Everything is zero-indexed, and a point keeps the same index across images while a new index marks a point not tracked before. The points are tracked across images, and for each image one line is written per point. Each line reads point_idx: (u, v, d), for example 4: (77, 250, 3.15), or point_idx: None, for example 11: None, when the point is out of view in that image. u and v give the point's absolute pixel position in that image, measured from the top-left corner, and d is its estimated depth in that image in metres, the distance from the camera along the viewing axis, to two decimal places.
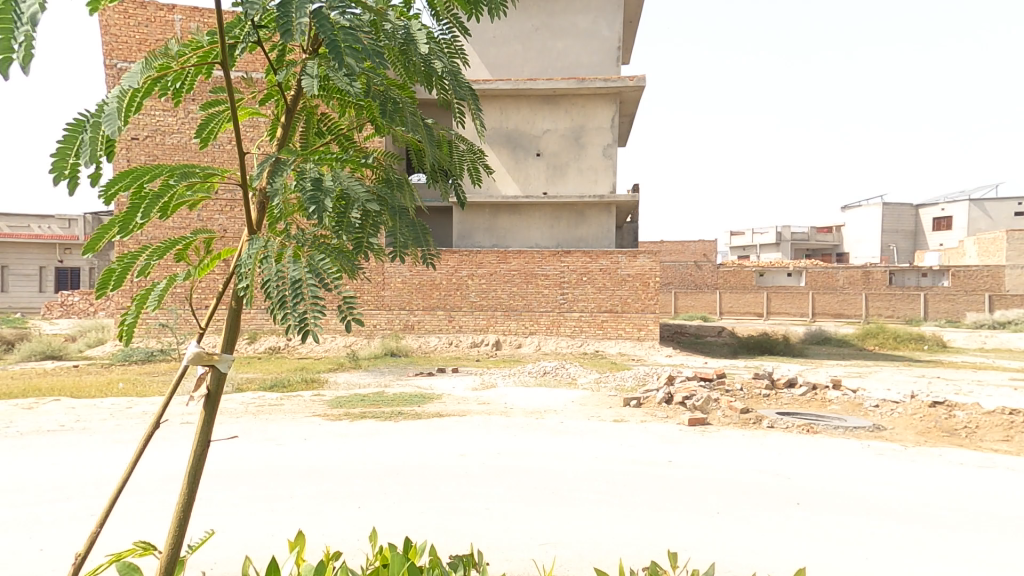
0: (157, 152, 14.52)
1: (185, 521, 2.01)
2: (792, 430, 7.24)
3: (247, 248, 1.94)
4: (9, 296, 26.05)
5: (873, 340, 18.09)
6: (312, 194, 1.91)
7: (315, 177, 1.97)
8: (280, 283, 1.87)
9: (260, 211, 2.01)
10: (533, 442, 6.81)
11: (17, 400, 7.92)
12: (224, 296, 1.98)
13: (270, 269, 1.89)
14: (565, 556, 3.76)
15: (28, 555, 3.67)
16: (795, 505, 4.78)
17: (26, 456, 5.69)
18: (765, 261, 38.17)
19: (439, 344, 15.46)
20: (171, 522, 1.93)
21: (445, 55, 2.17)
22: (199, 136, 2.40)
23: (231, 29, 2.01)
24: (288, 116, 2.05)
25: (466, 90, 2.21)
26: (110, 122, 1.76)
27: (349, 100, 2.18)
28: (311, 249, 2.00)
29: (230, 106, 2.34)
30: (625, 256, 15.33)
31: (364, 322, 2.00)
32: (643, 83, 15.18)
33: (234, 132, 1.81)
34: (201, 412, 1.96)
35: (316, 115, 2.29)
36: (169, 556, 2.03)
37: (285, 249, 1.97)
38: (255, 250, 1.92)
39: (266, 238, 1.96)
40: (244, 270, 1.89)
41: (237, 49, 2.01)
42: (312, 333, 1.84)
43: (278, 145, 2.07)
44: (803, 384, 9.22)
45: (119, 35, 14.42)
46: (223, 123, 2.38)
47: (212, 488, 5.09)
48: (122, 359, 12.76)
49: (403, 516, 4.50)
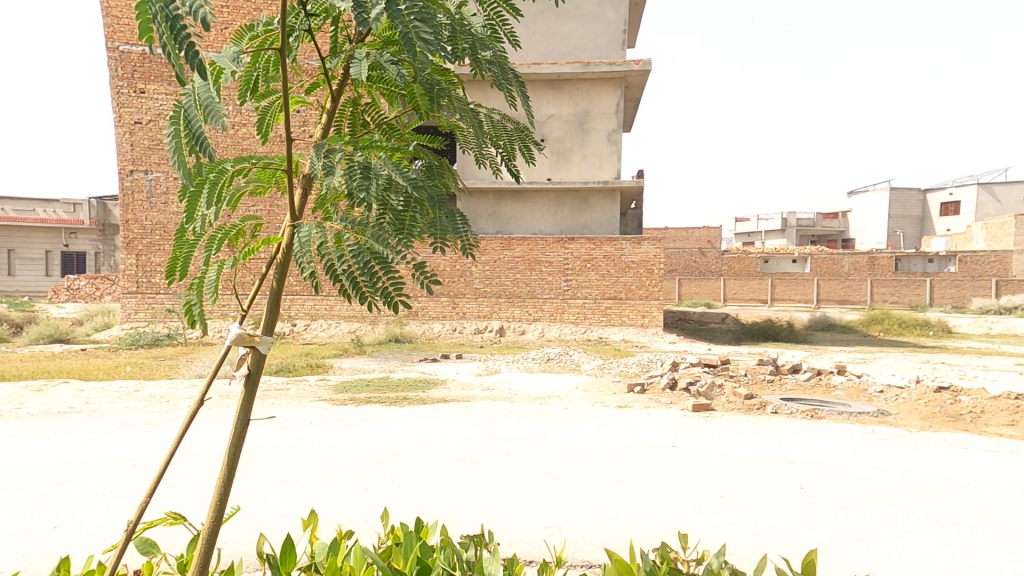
0: (160, 137, 14.51)
1: (223, 502, 2.01)
2: (795, 416, 7.26)
3: (302, 232, 2.11)
4: (15, 280, 26.18)
5: (878, 327, 18.17)
6: (356, 180, 2.03)
7: (363, 163, 2.09)
8: (345, 262, 2.11)
9: (303, 197, 2.16)
10: (536, 427, 6.87)
11: (26, 381, 8.00)
12: (263, 283, 2.03)
13: (332, 253, 2.10)
14: (573, 537, 3.81)
15: (42, 531, 3.75)
16: (798, 488, 4.84)
17: (34, 437, 5.73)
18: (772, 248, 37.85)
19: (443, 331, 15.52)
20: (211, 501, 1.95)
21: (492, 44, 2.14)
22: (259, 132, 2.33)
23: (287, 18, 2.08)
24: (334, 102, 2.11)
25: (512, 76, 2.16)
26: (215, 117, 1.70)
27: (394, 88, 2.29)
28: (363, 232, 2.15)
29: (280, 96, 2.25)
30: (629, 243, 15.28)
31: (439, 287, 2.26)
32: (648, 67, 15.02)
33: (286, 127, 1.76)
34: (242, 392, 1.97)
35: (360, 105, 2.41)
36: (208, 537, 2.04)
37: (339, 233, 2.14)
38: (311, 235, 2.10)
39: (317, 224, 2.12)
40: (305, 256, 2.09)
41: (293, 40, 2.10)
42: (396, 304, 2.11)
43: (324, 133, 2.19)
44: (807, 370, 9.28)
45: (121, 17, 14.23)
46: (275, 114, 2.31)
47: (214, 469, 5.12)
48: (128, 343, 12.85)
49: (408, 498, 4.55)
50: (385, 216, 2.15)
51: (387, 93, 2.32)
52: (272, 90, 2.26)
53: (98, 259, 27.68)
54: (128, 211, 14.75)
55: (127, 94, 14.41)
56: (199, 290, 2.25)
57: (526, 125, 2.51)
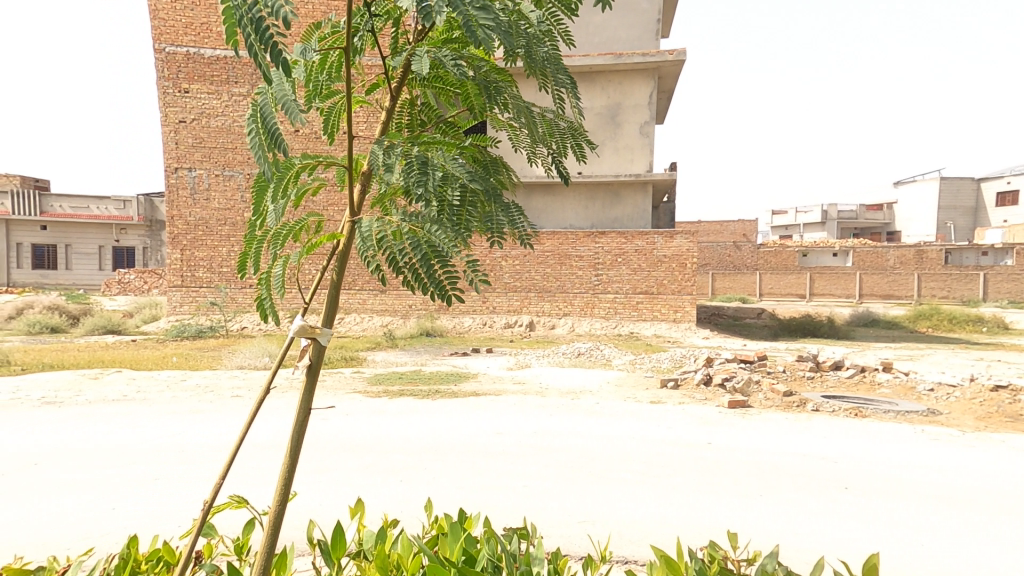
0: (203, 136, 14.98)
1: (287, 488, 2.09)
2: (838, 414, 7.06)
3: (366, 227, 2.20)
4: (73, 273, 27.51)
5: (926, 322, 17.47)
6: (418, 175, 2.14)
7: (422, 159, 2.18)
8: (406, 256, 2.17)
9: (362, 193, 2.26)
10: (567, 422, 6.86)
11: (84, 370, 8.41)
12: (327, 275, 2.12)
13: (394, 247, 2.15)
14: (619, 533, 3.80)
15: (103, 512, 3.94)
16: (842, 488, 4.71)
17: (92, 423, 6.04)
18: (810, 242, 36.80)
19: (474, 325, 15.62)
20: (277, 487, 2.01)
21: (547, 41, 2.18)
22: (325, 133, 2.44)
23: (351, 19, 2.15)
24: (394, 100, 2.23)
25: (566, 73, 2.18)
26: (289, 110, 1.83)
27: (451, 86, 2.37)
28: (424, 227, 2.20)
29: (343, 97, 2.34)
30: (661, 237, 15.07)
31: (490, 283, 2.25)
32: (683, 57, 14.74)
33: (349, 124, 1.90)
34: (304, 382, 2.03)
35: (418, 104, 2.51)
36: (274, 523, 2.11)
37: (399, 228, 2.20)
38: (374, 229, 2.17)
39: (380, 219, 2.20)
40: (370, 250, 2.16)
41: (356, 40, 2.17)
42: (451, 298, 2.14)
43: (384, 130, 2.29)
44: (850, 367, 9.00)
45: (167, 19, 14.73)
46: (339, 114, 2.38)
47: (250, 460, 5.18)
48: (175, 335, 13.37)
49: (442, 488, 4.63)
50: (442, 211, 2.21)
51: (444, 91, 2.41)
52: (334, 90, 2.33)
53: (147, 254, 28.82)
54: (172, 207, 15.25)
55: (172, 94, 14.92)
56: (268, 285, 2.39)
57: (579, 123, 2.52)
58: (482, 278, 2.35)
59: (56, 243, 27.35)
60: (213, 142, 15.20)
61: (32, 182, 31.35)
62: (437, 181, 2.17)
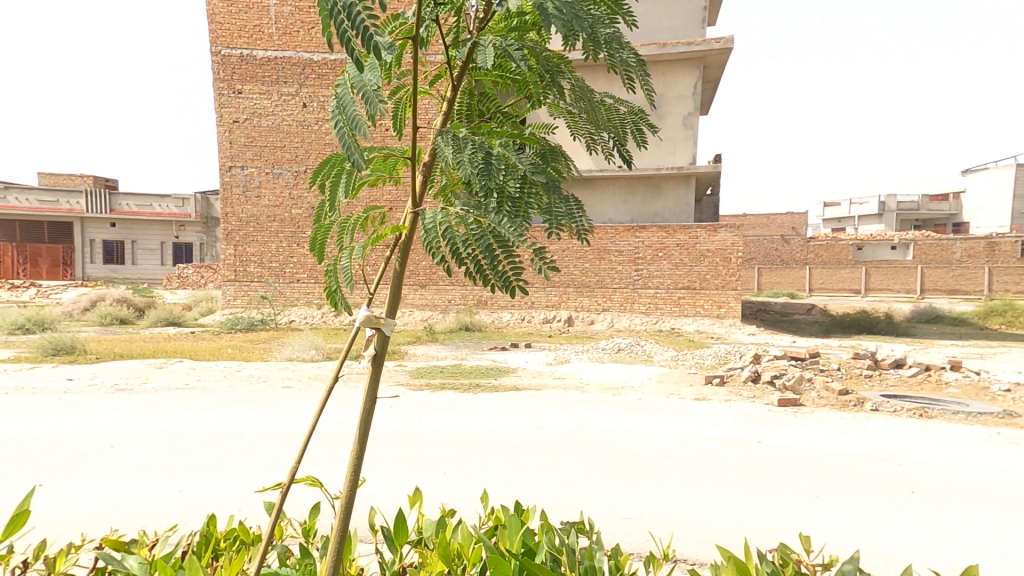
0: (255, 135, 15.54)
1: (356, 476, 2.13)
2: (900, 414, 6.73)
3: (431, 218, 2.19)
4: (138, 268, 28.97)
5: (998, 319, 16.40)
6: (479, 163, 2.12)
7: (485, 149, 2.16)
8: (469, 247, 2.14)
9: (423, 183, 2.24)
10: (609, 417, 6.79)
11: (149, 360, 8.88)
12: (393, 265, 2.13)
13: (457, 238, 2.13)
14: (681, 532, 3.74)
15: (172, 494, 4.12)
16: (908, 493, 4.48)
17: (158, 409, 6.36)
18: (864, 235, 35.22)
19: (512, 320, 15.66)
20: (347, 476, 2.05)
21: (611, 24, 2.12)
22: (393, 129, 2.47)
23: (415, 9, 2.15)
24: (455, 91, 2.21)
25: (630, 57, 2.12)
26: (373, 102, 1.88)
27: (511, 75, 2.34)
28: (488, 218, 2.19)
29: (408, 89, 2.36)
30: (704, 231, 14.72)
31: (560, 270, 2.20)
32: (730, 44, 14.32)
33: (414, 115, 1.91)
34: (369, 372, 2.05)
35: (477, 94, 2.49)
36: (342, 518, 2.12)
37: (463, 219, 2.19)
38: (438, 219, 2.15)
39: (444, 210, 2.18)
40: (435, 242, 2.15)
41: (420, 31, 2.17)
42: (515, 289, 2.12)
43: (446, 121, 2.29)
44: (913, 365, 8.59)
45: (223, 22, 15.38)
46: (405, 107, 2.40)
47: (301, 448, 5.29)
48: (229, 327, 13.96)
49: (484, 481, 4.67)
50: (504, 202, 2.20)
51: (504, 80, 2.38)
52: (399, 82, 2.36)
53: (203, 249, 30.12)
54: (227, 205, 15.86)
55: (226, 95, 15.54)
56: (336, 276, 2.42)
57: (641, 108, 2.48)
58: (548, 266, 2.31)
59: (123, 239, 28.90)
60: (264, 141, 15.75)
61: (104, 183, 33.32)
62: (499, 169, 2.15)
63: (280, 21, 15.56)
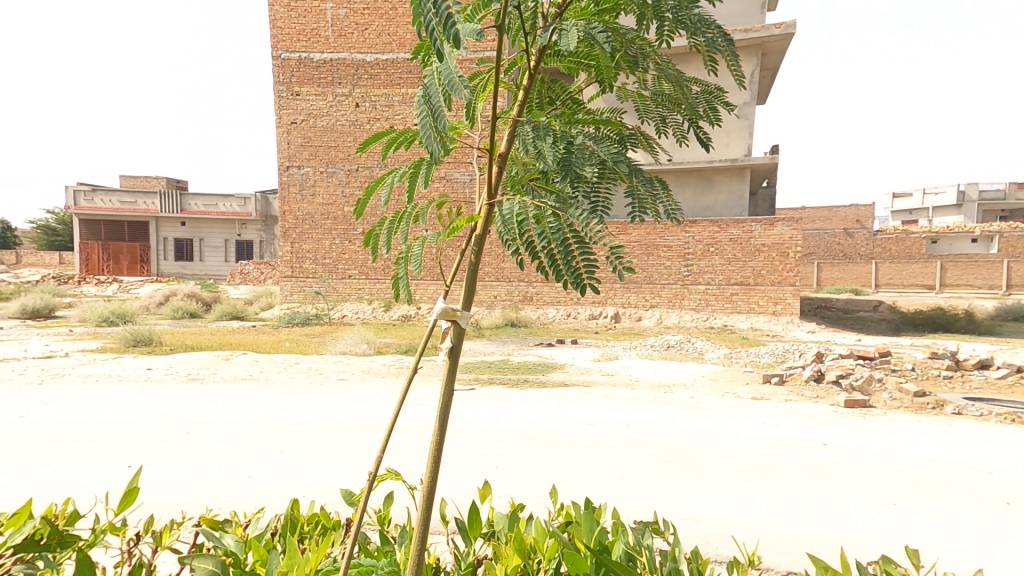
0: (311, 135, 16.06)
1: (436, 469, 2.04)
2: (988, 418, 6.27)
3: (506, 209, 2.01)
4: (205, 265, 30.59)
5: None
6: (561, 154, 1.99)
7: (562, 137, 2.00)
8: (545, 241, 1.94)
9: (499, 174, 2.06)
10: (661, 416, 6.61)
11: (217, 352, 9.31)
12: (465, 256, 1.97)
13: (533, 230, 1.94)
14: (768, 537, 3.58)
15: (242, 478, 4.24)
16: (1003, 504, 4.14)
17: (225, 399, 6.62)
18: (935, 227, 33.17)
19: (558, 316, 15.58)
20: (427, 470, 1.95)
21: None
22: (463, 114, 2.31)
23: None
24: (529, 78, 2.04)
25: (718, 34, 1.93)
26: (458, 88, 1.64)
27: (585, 60, 2.15)
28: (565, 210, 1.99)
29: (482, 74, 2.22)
30: (759, 225, 14.20)
31: (636, 271, 1.95)
32: (791, 30, 13.70)
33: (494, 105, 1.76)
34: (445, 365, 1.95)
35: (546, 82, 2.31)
36: (424, 513, 2.04)
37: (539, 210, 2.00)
38: (515, 210, 1.97)
39: (519, 200, 2.00)
40: (510, 234, 1.97)
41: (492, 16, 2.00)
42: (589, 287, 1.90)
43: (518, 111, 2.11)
44: (1001, 367, 8.03)
45: (284, 27, 16.01)
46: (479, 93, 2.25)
47: (358, 439, 5.33)
48: (286, 321, 14.50)
49: (537, 477, 4.62)
50: None
51: (576, 65, 2.18)
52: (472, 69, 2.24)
53: (262, 247, 31.47)
54: (285, 203, 16.48)
55: (285, 98, 16.12)
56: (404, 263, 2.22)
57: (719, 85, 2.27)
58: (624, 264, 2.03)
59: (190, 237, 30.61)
60: (319, 141, 16.25)
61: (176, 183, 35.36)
62: (579, 158, 2.00)
63: (336, 23, 16.01)
